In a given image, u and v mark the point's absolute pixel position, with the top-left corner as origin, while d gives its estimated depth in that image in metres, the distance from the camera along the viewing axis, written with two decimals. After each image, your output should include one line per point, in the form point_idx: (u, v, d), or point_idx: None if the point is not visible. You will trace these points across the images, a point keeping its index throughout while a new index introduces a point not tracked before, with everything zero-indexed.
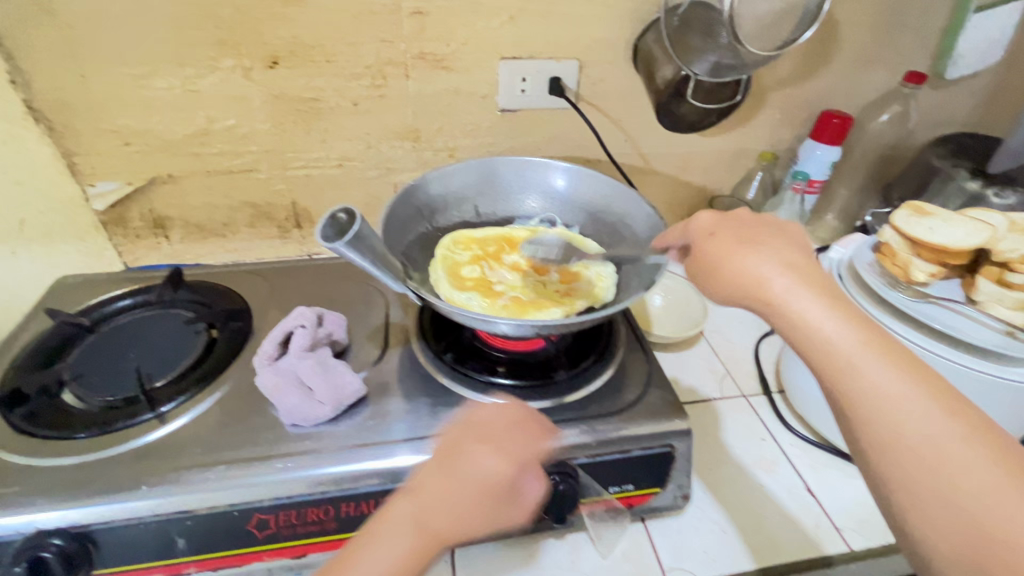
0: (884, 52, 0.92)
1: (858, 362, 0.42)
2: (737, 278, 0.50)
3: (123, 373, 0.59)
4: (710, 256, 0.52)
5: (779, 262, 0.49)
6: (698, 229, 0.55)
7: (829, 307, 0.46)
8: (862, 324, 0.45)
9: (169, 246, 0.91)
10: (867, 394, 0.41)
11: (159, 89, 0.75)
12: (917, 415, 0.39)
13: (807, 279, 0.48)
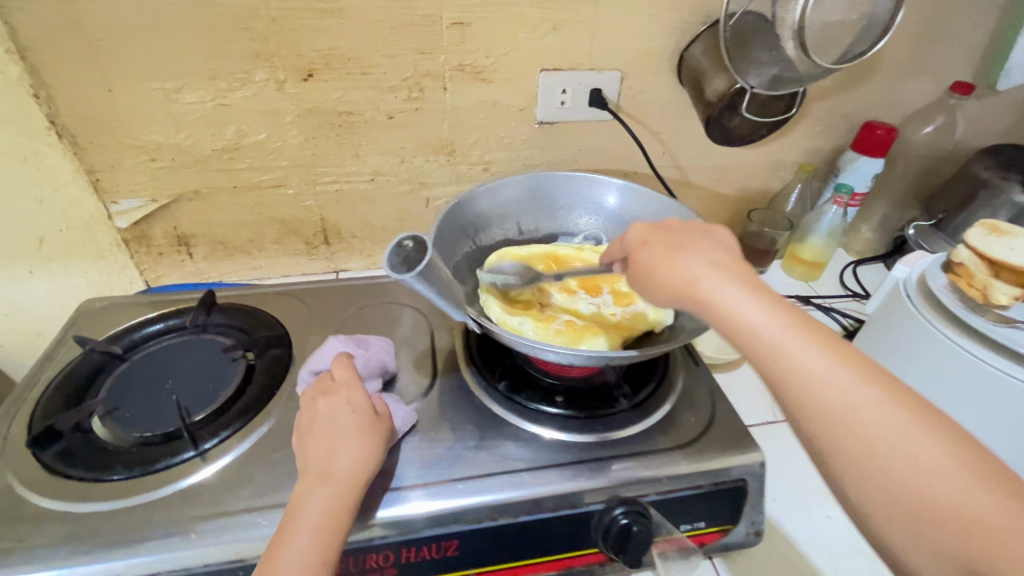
0: (931, 62, 0.89)
1: (786, 351, 0.41)
2: (671, 282, 0.47)
3: (160, 406, 0.56)
4: (642, 260, 0.51)
5: (706, 258, 0.47)
6: (632, 237, 0.53)
7: (750, 297, 0.44)
8: (783, 309, 0.43)
9: (193, 264, 0.88)
10: (800, 384, 0.39)
11: (189, 103, 0.72)
12: (851, 399, 0.38)
13: (726, 272, 0.46)
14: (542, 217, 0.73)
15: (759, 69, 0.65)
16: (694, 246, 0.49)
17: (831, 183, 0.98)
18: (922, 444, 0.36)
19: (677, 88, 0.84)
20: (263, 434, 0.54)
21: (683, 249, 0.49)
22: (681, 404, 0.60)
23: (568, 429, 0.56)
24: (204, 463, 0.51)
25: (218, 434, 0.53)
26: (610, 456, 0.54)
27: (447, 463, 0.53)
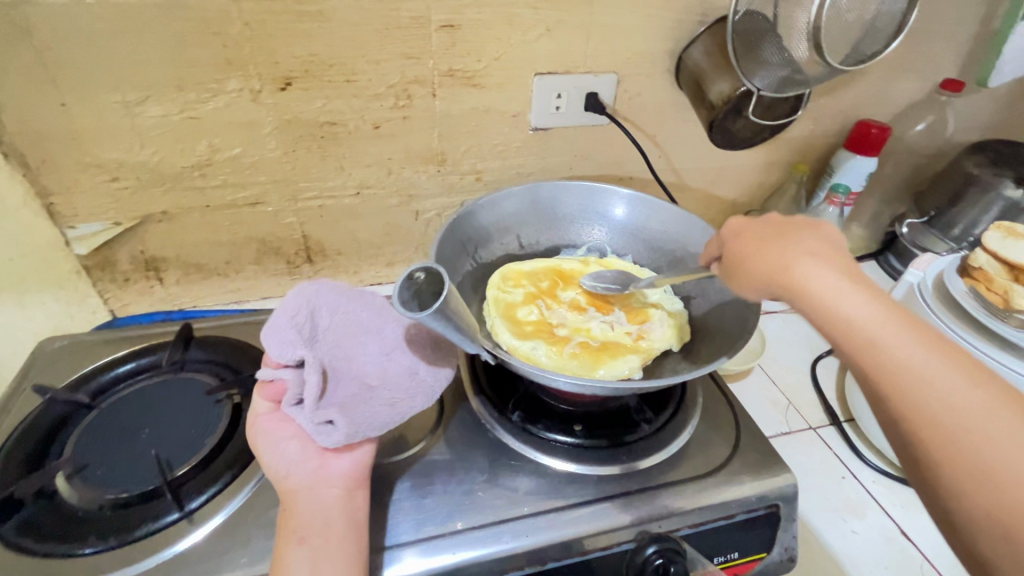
0: (922, 60, 0.89)
1: (880, 341, 0.40)
2: (761, 267, 0.48)
3: (136, 461, 0.50)
4: (738, 249, 0.51)
5: (805, 248, 0.46)
6: (730, 228, 0.53)
7: (855, 288, 0.42)
8: (888, 304, 0.42)
9: (163, 289, 0.81)
10: (893, 374, 0.39)
11: (154, 116, 0.66)
12: (950, 396, 0.37)
13: (828, 262, 0.45)
14: (545, 230, 0.69)
15: (767, 72, 0.64)
16: (795, 236, 0.48)
17: (825, 182, 0.97)
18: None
19: (674, 90, 0.81)
20: (257, 487, 0.49)
21: (784, 239, 0.48)
22: (702, 427, 0.58)
23: (590, 462, 0.53)
24: (193, 525, 0.46)
25: (206, 491, 0.47)
26: (637, 489, 0.51)
27: (467, 508, 0.49)
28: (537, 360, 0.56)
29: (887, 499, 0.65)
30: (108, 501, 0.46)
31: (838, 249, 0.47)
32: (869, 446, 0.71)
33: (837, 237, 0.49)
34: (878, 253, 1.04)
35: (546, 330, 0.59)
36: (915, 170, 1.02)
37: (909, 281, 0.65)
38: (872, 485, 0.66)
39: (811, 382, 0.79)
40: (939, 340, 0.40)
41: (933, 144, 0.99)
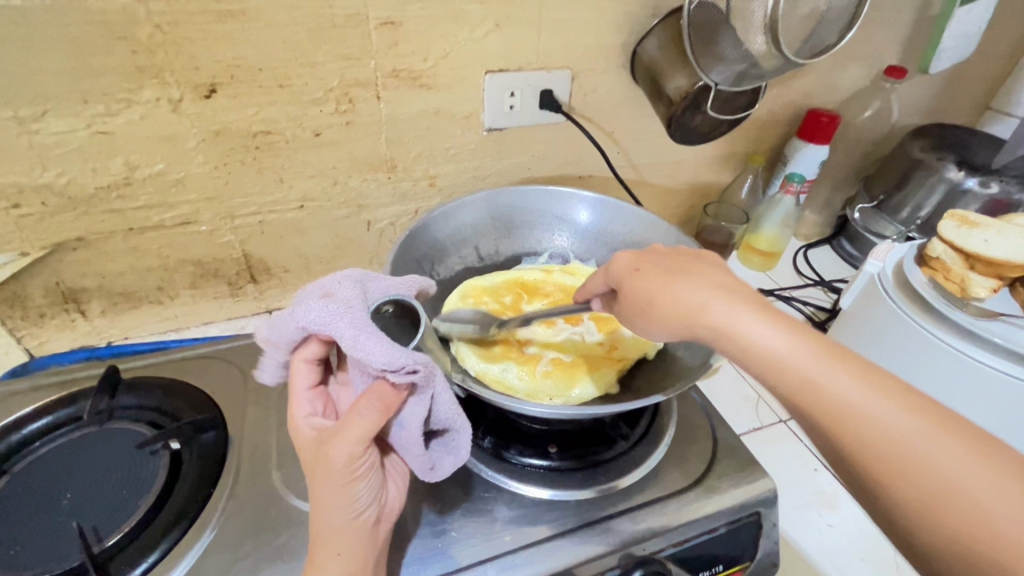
0: (867, 47, 0.90)
1: (807, 380, 0.37)
2: (674, 308, 0.43)
3: (57, 533, 0.44)
4: (645, 286, 0.46)
5: (710, 285, 0.43)
6: (624, 270, 0.48)
7: (768, 323, 0.40)
8: (807, 335, 0.39)
9: (88, 323, 0.73)
10: (823, 415, 0.36)
11: (57, 133, 0.58)
12: (883, 427, 0.34)
13: (733, 296, 0.42)
14: (505, 238, 0.66)
15: (725, 66, 0.63)
16: (702, 276, 0.44)
17: (781, 172, 0.98)
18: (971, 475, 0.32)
19: (630, 85, 0.79)
20: (201, 552, 0.44)
21: (686, 276, 0.45)
22: (679, 437, 0.57)
23: (568, 485, 0.51)
24: None
25: (141, 561, 0.42)
26: (616, 510, 0.49)
27: (440, 550, 0.46)
28: (513, 386, 0.53)
29: None
30: None
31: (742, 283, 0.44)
32: None
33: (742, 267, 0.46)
34: (831, 238, 1.08)
35: (516, 352, 0.56)
36: (864, 155, 1.04)
37: (870, 271, 0.69)
38: None
39: None
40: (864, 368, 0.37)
41: (879, 130, 1.01)
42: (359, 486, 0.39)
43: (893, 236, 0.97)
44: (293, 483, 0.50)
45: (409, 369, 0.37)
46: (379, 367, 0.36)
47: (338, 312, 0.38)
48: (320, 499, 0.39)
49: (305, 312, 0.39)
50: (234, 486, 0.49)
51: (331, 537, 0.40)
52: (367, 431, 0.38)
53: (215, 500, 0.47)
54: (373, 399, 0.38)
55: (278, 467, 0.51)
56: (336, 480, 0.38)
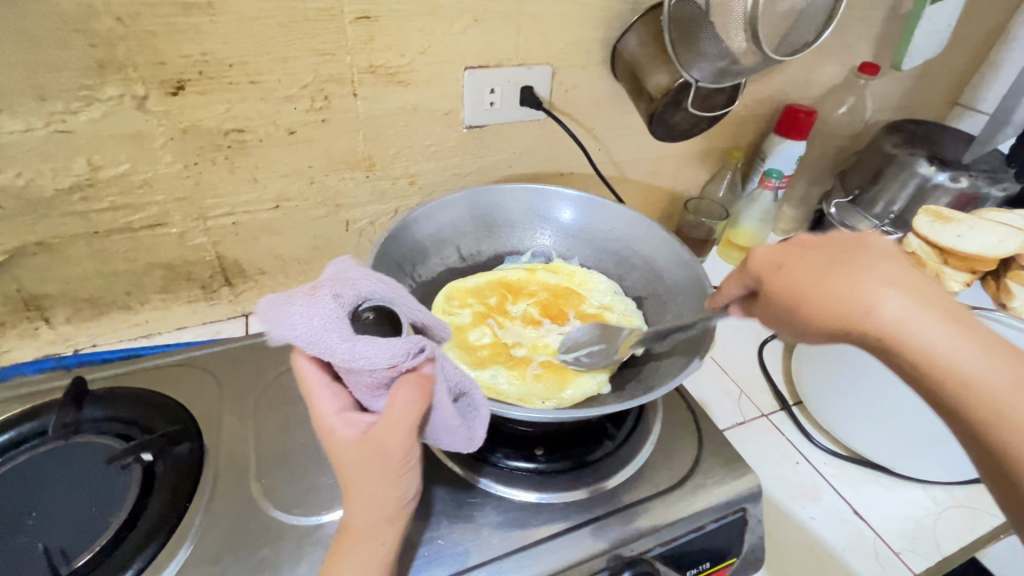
0: (842, 44, 0.91)
1: (975, 380, 0.35)
2: (834, 304, 0.40)
3: (22, 556, 0.42)
4: (782, 276, 0.44)
5: (876, 274, 0.40)
6: (774, 262, 0.45)
7: (935, 315, 0.38)
8: (974, 330, 0.37)
9: (52, 330, 0.70)
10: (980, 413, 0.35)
11: (12, 131, 0.55)
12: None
13: (902, 283, 0.39)
14: (488, 237, 0.65)
15: (705, 62, 0.63)
16: (865, 264, 0.40)
17: (759, 167, 0.99)
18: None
19: (610, 81, 0.78)
20: (177, 571, 0.43)
21: (851, 263, 0.41)
22: (664, 435, 0.57)
23: (554, 488, 0.51)
24: None
25: None
26: (603, 512, 0.49)
27: (427, 556, 0.45)
28: (505, 390, 0.52)
29: (837, 478, 0.67)
30: None
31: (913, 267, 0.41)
32: (817, 429, 0.73)
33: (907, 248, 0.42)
34: None
35: (503, 356, 0.55)
36: (839, 151, 1.06)
37: None
38: (824, 468, 0.68)
39: (759, 368, 0.80)
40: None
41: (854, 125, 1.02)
42: (408, 476, 0.37)
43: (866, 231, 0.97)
44: (273, 494, 0.48)
45: (417, 352, 0.33)
46: (388, 365, 0.32)
47: (324, 323, 0.31)
48: (364, 494, 0.37)
49: (280, 329, 0.32)
50: (210, 499, 0.47)
51: (374, 528, 0.38)
52: (412, 426, 0.35)
53: (191, 515, 0.45)
54: (408, 393, 0.34)
55: (257, 477, 0.49)
56: (390, 470, 0.36)
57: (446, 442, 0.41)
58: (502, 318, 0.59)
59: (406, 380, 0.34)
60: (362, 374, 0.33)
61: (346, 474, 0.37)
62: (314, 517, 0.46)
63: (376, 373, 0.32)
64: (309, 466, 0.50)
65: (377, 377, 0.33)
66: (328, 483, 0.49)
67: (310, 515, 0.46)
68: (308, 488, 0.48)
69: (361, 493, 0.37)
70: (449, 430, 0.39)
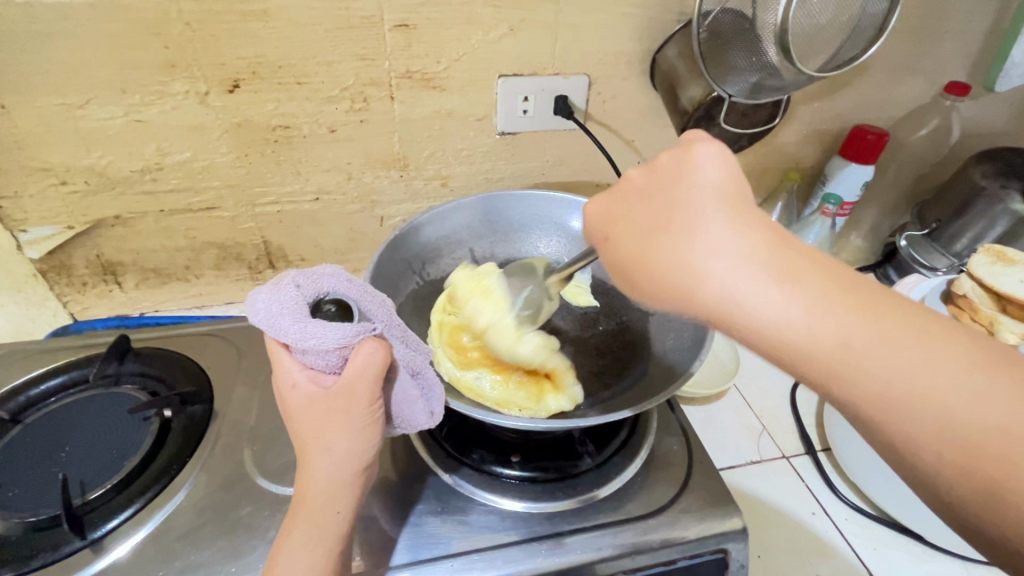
0: (925, 60, 0.82)
1: (796, 343, 0.30)
2: (665, 273, 0.34)
3: (52, 481, 0.49)
4: (602, 230, 0.39)
5: (699, 224, 0.34)
6: (592, 223, 0.40)
7: (745, 257, 0.32)
8: (813, 268, 0.32)
9: (123, 293, 0.80)
10: (820, 369, 0.30)
11: (100, 119, 0.63)
12: (881, 377, 0.29)
13: (706, 228, 0.33)
14: (501, 243, 0.70)
15: (738, 77, 0.60)
16: (685, 210, 0.35)
17: (818, 192, 0.92)
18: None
19: (651, 93, 0.76)
20: (169, 514, 0.48)
21: (677, 210, 0.35)
22: (652, 462, 0.56)
23: (524, 497, 0.52)
24: (99, 553, 0.45)
25: (116, 516, 0.46)
26: (568, 529, 0.50)
27: (396, 544, 0.48)
28: (490, 396, 0.54)
29: (858, 538, 0.61)
30: (16, 525, 0.45)
31: (741, 200, 0.35)
32: (843, 480, 0.66)
33: (733, 179, 0.36)
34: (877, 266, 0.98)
35: (495, 361, 0.57)
36: (919, 179, 0.96)
37: None
38: (844, 524, 0.62)
39: (789, 408, 0.74)
40: (897, 312, 0.30)
41: (937, 151, 0.92)
42: (369, 434, 0.39)
43: (945, 268, 0.88)
44: (262, 464, 0.53)
45: (365, 331, 0.37)
46: (339, 342, 0.36)
47: (282, 308, 0.35)
48: (325, 446, 0.39)
49: (250, 315, 0.36)
50: (209, 458, 0.52)
51: (330, 491, 0.40)
52: (373, 381, 0.37)
53: (189, 469, 0.51)
54: (368, 354, 0.37)
55: (251, 445, 0.54)
56: (354, 422, 0.38)
57: (410, 416, 0.44)
58: (497, 322, 0.59)
59: (362, 343, 0.37)
60: (318, 356, 0.36)
61: (309, 426, 0.38)
62: None
63: (328, 352, 0.36)
64: None
65: (333, 357, 0.37)
66: None
67: (294, 487, 0.51)
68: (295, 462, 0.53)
69: (323, 446, 0.39)
70: (409, 400, 0.43)
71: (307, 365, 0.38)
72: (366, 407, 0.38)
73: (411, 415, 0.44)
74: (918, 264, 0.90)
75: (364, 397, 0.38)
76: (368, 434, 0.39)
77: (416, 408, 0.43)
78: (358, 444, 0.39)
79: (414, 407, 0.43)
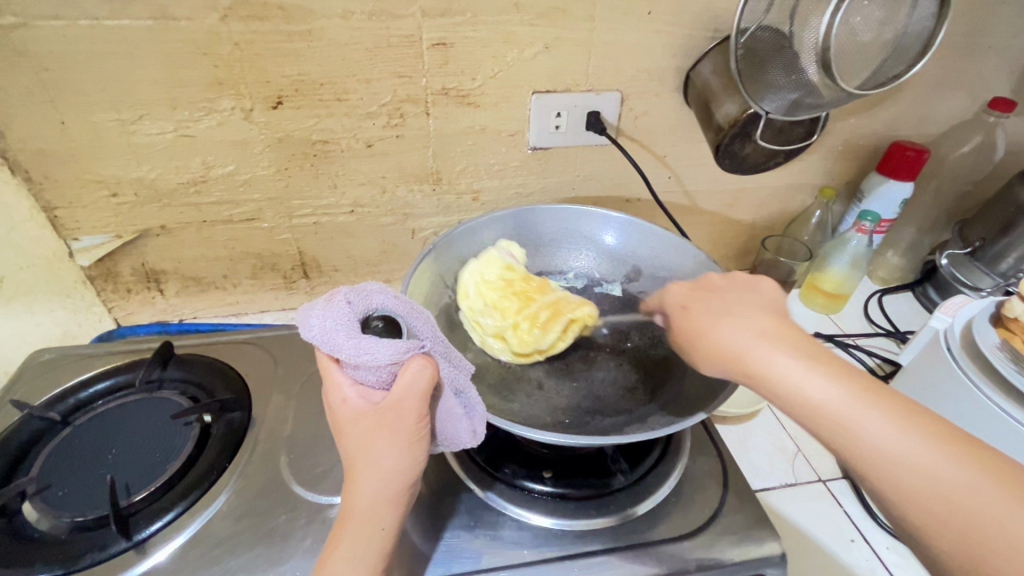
0: (968, 76, 0.80)
1: (911, 465, 0.37)
2: (720, 349, 0.46)
3: (98, 482, 0.50)
4: (692, 329, 0.50)
5: (727, 315, 0.48)
6: (677, 308, 0.54)
7: (880, 401, 0.40)
8: (803, 352, 0.44)
9: (164, 300, 0.83)
10: (961, 527, 0.35)
11: (151, 134, 0.66)
12: (882, 442, 0.38)
13: (743, 317, 0.47)
14: (532, 255, 0.71)
15: (776, 94, 0.60)
16: (757, 323, 0.47)
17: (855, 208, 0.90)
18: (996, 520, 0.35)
19: (683, 109, 0.76)
20: (209, 519, 0.49)
21: (726, 305, 0.49)
22: (685, 482, 0.55)
23: (557, 514, 0.52)
24: (141, 555, 0.46)
25: (159, 519, 0.47)
26: (601, 549, 0.49)
27: (429, 558, 0.48)
28: (553, 347, 0.62)
29: (902, 569, 0.58)
30: (65, 524, 0.47)
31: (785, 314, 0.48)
32: None
33: (781, 301, 0.50)
34: (916, 284, 0.95)
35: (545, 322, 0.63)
36: (960, 196, 0.93)
37: (935, 327, 0.64)
38: (886, 553, 0.60)
39: None
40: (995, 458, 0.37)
41: (981, 168, 0.89)
42: (416, 451, 0.40)
43: (990, 288, 0.85)
44: (298, 471, 0.54)
45: (414, 348, 0.38)
46: (388, 358, 0.37)
47: (335, 324, 0.37)
48: (371, 463, 0.39)
49: (303, 331, 0.38)
50: (246, 465, 0.54)
51: (376, 506, 0.40)
52: (421, 399, 0.38)
53: (228, 475, 0.52)
54: (416, 370, 0.38)
55: (287, 453, 0.55)
56: (402, 440, 0.39)
57: (452, 435, 0.44)
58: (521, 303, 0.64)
59: (411, 359, 0.38)
60: (368, 371, 0.38)
61: (358, 442, 0.39)
62: (333, 497, 0.52)
63: (378, 367, 0.37)
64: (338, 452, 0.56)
65: (382, 372, 0.38)
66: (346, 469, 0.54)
67: (328, 495, 0.52)
68: (331, 469, 0.54)
69: (370, 464, 0.39)
70: (452, 419, 0.43)
71: (356, 381, 0.39)
72: (413, 425, 0.39)
73: (451, 434, 0.44)
74: (960, 283, 0.88)
75: (411, 415, 0.38)
76: (413, 451, 0.40)
77: (459, 426, 0.43)
78: (404, 462, 0.40)
79: (458, 427, 0.44)
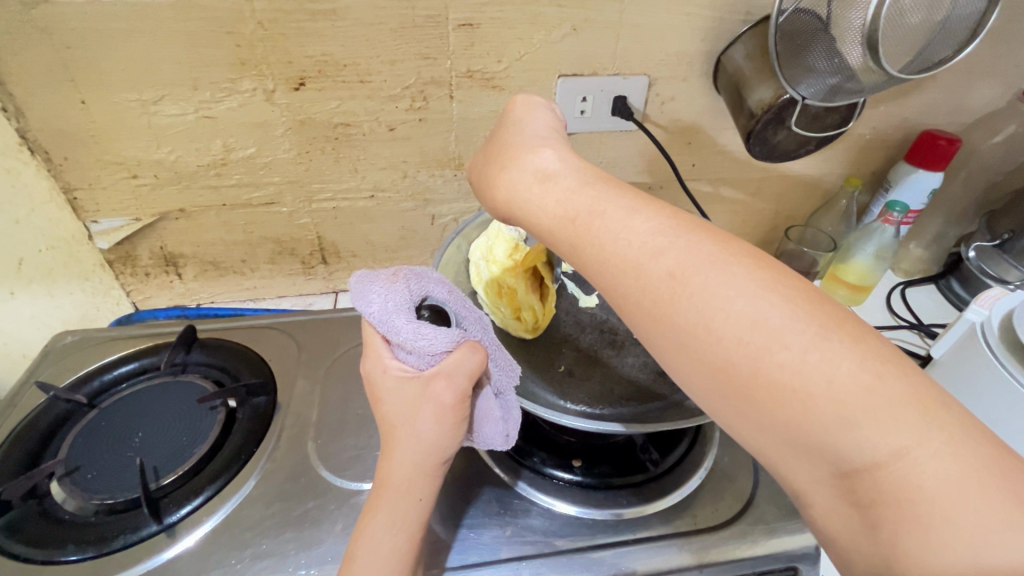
0: (1005, 62, 0.78)
1: (643, 266, 0.33)
2: (493, 194, 0.42)
3: (125, 465, 0.50)
4: (479, 174, 0.44)
5: (506, 154, 0.42)
6: (473, 164, 0.47)
7: (632, 208, 0.35)
8: (576, 170, 0.39)
9: (182, 284, 0.82)
10: (693, 322, 0.30)
11: (171, 115, 0.65)
12: (626, 246, 0.34)
13: (517, 149, 0.42)
14: None
15: (816, 78, 0.60)
16: (527, 148, 0.41)
17: (882, 198, 0.89)
18: (743, 305, 0.29)
19: (710, 94, 0.74)
20: (237, 503, 0.49)
21: (506, 142, 0.43)
22: (715, 473, 0.55)
23: (588, 502, 0.52)
24: (172, 539, 0.46)
25: (188, 503, 0.47)
26: (634, 537, 0.49)
27: (457, 545, 0.48)
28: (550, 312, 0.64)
29: None
30: (97, 506, 0.47)
31: (559, 139, 0.43)
32: None
33: (559, 131, 0.44)
34: (939, 277, 0.94)
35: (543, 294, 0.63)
36: (989, 188, 0.91)
37: (971, 319, 0.63)
38: None
39: None
40: (747, 249, 0.32)
41: (1013, 158, 0.87)
42: (459, 430, 0.40)
43: (1016, 281, 0.82)
44: (326, 457, 0.54)
45: (467, 337, 0.39)
46: (444, 347, 0.38)
47: (395, 305, 0.37)
48: (410, 437, 0.39)
49: (359, 307, 0.38)
50: (274, 450, 0.54)
51: (411, 481, 0.40)
52: (466, 384, 0.38)
53: (256, 460, 0.52)
54: (467, 355, 0.38)
55: (314, 437, 0.55)
56: (447, 420, 0.39)
57: (485, 436, 0.44)
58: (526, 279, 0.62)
59: (463, 347, 0.38)
60: (419, 357, 0.38)
61: (399, 420, 0.39)
62: (362, 483, 0.51)
63: (433, 356, 0.38)
64: (364, 439, 0.55)
65: (434, 361, 0.38)
66: (374, 455, 0.54)
67: (356, 482, 0.52)
68: (358, 456, 0.54)
69: (409, 437, 0.39)
70: (489, 421, 0.44)
71: (404, 362, 0.40)
72: (455, 398, 0.38)
73: (488, 430, 0.44)
74: (986, 276, 0.85)
75: (458, 390, 0.38)
76: (454, 425, 0.39)
77: (494, 429, 0.44)
78: (445, 437, 0.40)
79: (494, 429, 0.44)
